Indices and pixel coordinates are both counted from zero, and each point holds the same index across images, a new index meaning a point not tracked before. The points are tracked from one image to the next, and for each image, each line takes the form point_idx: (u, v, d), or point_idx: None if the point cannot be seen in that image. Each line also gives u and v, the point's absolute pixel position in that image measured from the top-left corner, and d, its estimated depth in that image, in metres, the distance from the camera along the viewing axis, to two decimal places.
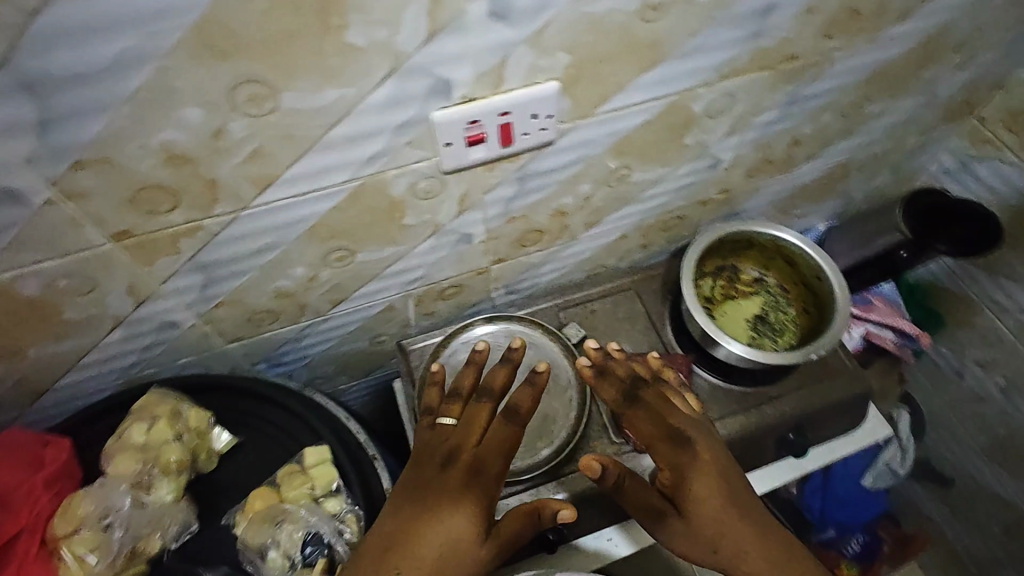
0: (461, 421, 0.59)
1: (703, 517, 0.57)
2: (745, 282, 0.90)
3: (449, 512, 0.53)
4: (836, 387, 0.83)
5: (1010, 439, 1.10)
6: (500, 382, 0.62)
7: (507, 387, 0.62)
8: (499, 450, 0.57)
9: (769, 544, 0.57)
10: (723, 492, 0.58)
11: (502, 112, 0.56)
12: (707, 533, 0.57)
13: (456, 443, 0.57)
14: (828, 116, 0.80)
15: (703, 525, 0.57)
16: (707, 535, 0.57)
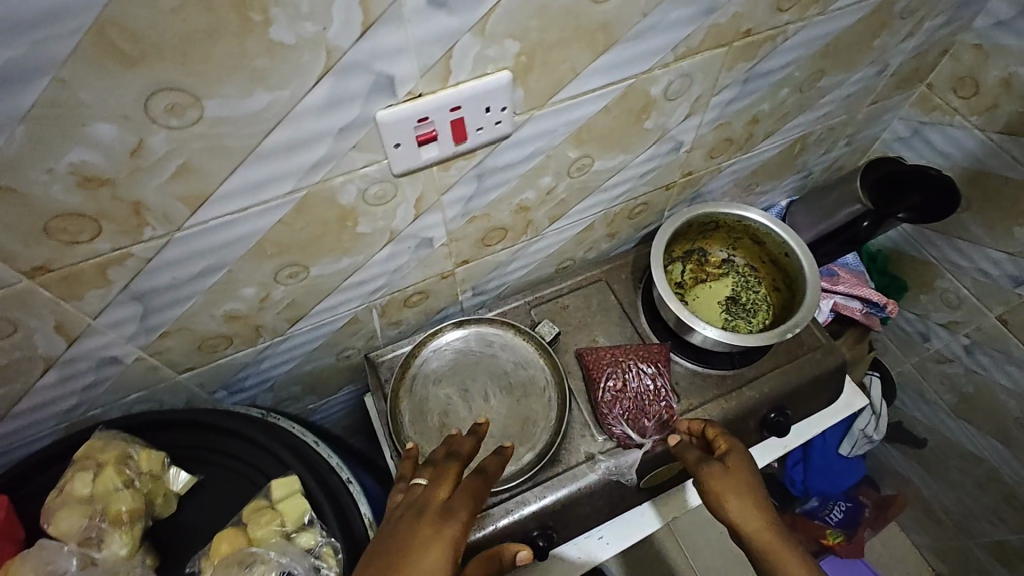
0: (431, 479, 0.57)
1: (741, 493, 0.62)
2: (714, 264, 0.89)
3: (425, 553, 0.49)
4: (813, 362, 0.83)
5: (976, 400, 1.10)
6: (467, 448, 0.62)
7: (473, 454, 0.63)
8: (468, 496, 0.55)
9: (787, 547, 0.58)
10: (754, 470, 0.66)
11: (453, 108, 0.53)
12: (737, 486, 0.63)
13: (425, 497, 0.54)
14: (784, 90, 0.79)
15: (735, 481, 0.64)
16: (734, 487, 0.63)
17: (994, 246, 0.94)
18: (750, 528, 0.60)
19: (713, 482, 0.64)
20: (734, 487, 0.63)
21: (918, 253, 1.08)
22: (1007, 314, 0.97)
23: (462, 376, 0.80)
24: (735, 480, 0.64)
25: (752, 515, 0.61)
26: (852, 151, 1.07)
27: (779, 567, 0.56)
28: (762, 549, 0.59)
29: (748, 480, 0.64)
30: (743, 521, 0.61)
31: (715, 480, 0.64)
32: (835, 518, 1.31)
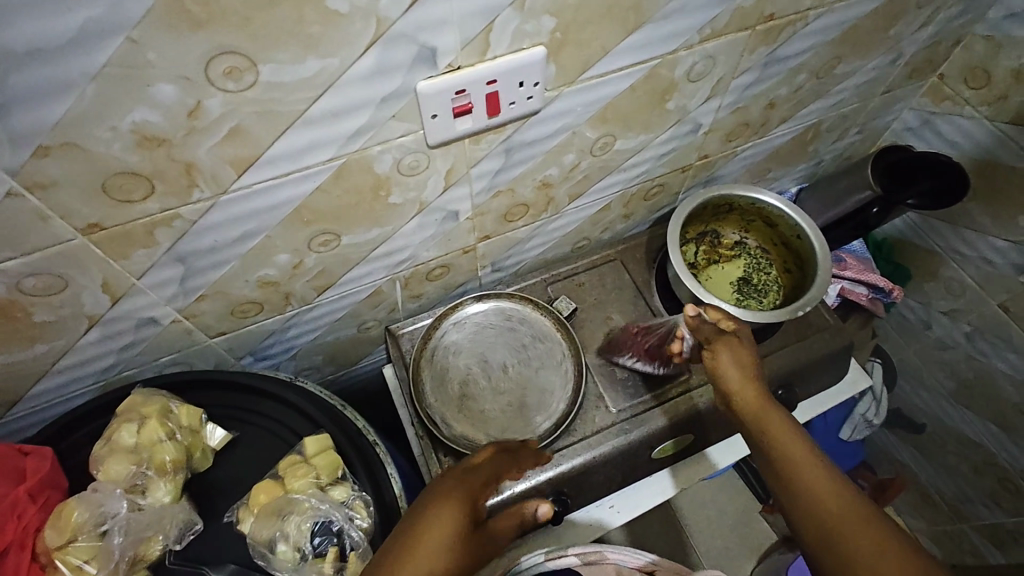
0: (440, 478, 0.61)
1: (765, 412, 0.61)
2: (727, 246, 0.92)
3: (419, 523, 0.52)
4: (821, 342, 0.86)
5: (975, 385, 1.13)
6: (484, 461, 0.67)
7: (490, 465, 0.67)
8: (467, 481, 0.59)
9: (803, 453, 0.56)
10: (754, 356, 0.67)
11: (488, 81, 0.55)
12: (739, 360, 0.65)
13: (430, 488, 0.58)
14: (801, 76, 0.81)
15: (739, 355, 0.65)
16: (736, 362, 0.65)
17: (998, 235, 0.97)
18: (746, 398, 0.63)
19: (716, 352, 0.66)
20: (736, 361, 0.65)
21: (923, 243, 1.11)
22: (1009, 302, 1.00)
23: (481, 348, 0.82)
24: (738, 356, 0.65)
25: (749, 388, 0.63)
26: (862, 140, 1.09)
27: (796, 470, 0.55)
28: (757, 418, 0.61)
29: (748, 358, 0.66)
30: (739, 391, 0.63)
31: (720, 350, 0.66)
32: None
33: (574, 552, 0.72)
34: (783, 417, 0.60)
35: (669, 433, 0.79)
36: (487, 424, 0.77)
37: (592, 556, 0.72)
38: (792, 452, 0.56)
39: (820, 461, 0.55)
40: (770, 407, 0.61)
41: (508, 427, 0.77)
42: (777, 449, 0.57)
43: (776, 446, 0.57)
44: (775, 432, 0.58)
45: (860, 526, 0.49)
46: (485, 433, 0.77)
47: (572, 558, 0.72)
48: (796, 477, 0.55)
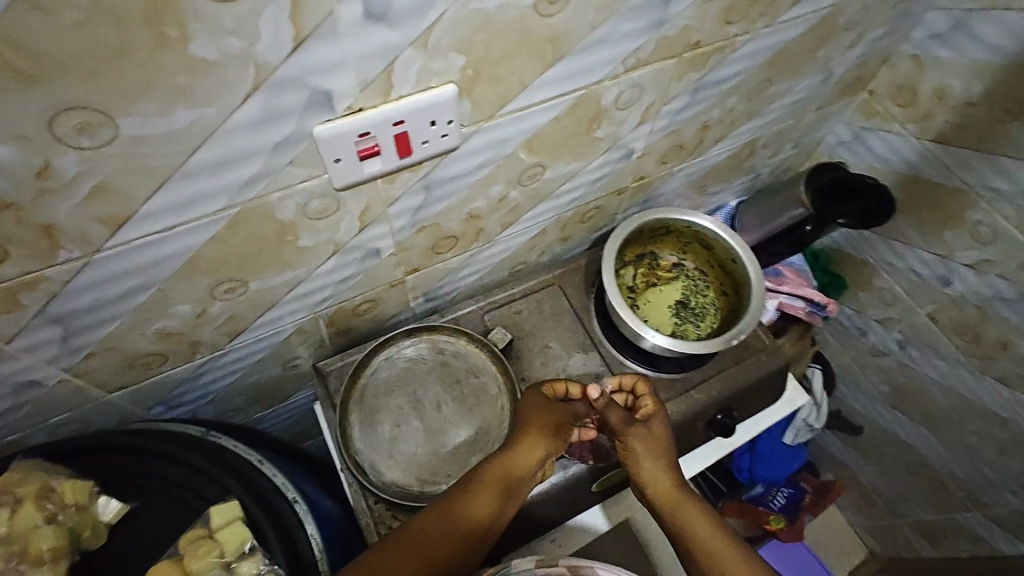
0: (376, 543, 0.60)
1: (679, 503, 0.65)
2: (665, 268, 0.91)
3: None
4: (757, 365, 0.86)
5: (907, 391, 1.16)
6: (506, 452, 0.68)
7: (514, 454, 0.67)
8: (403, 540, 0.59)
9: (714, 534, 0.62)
10: (664, 435, 0.69)
11: (395, 122, 0.51)
12: (655, 449, 0.68)
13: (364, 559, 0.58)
14: (733, 98, 0.79)
15: (653, 443, 0.68)
16: (652, 445, 0.68)
17: (926, 248, 0.99)
18: (661, 485, 0.66)
19: (631, 441, 0.68)
20: (647, 448, 0.67)
21: (858, 253, 1.13)
22: (936, 313, 1.02)
23: (414, 385, 0.79)
24: (652, 442, 0.68)
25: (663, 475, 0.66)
26: (798, 153, 1.10)
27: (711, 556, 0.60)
28: (671, 507, 0.65)
29: (660, 437, 0.69)
30: (654, 479, 0.66)
31: (634, 439, 0.68)
32: (778, 504, 1.36)
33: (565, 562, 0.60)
34: (703, 512, 0.63)
35: (607, 466, 0.77)
36: (420, 469, 0.74)
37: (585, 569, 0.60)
38: (716, 546, 0.60)
39: (739, 549, 0.60)
40: (686, 499, 0.65)
41: (442, 471, 0.74)
42: (704, 548, 0.61)
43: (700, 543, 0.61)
44: (687, 519, 0.63)
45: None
46: (418, 478, 0.73)
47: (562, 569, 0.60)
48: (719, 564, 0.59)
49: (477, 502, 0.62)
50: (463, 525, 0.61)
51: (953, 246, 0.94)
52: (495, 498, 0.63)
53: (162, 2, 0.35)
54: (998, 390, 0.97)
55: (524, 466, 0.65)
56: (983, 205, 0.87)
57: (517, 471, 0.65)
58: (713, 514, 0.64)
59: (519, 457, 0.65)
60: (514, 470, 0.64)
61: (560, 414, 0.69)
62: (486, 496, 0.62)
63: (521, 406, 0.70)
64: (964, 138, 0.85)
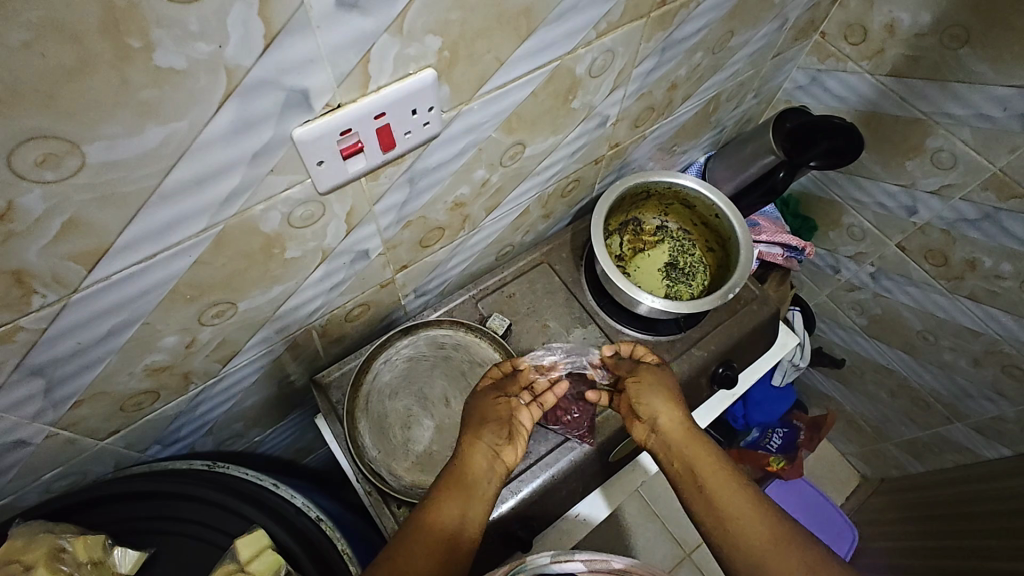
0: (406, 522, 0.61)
1: (689, 442, 0.66)
2: (649, 232, 0.91)
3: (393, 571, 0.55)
4: (750, 314, 0.87)
5: (884, 320, 1.21)
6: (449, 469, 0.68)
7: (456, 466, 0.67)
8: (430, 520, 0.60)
9: (725, 471, 0.63)
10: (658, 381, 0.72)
11: (376, 115, 0.48)
12: (660, 391, 0.70)
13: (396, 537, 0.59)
14: (698, 54, 0.79)
15: (659, 386, 0.71)
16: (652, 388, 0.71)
17: (890, 180, 1.02)
18: (671, 424, 0.68)
19: (640, 384, 0.72)
20: (650, 394, 0.70)
21: (825, 195, 1.16)
22: (905, 242, 1.06)
23: (418, 385, 0.77)
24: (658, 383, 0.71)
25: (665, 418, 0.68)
26: (758, 102, 1.11)
27: (721, 492, 0.62)
28: (680, 443, 0.66)
29: (667, 382, 0.72)
30: (664, 420, 0.68)
31: (643, 383, 0.71)
32: (775, 445, 1.36)
33: (581, 557, 0.62)
34: (710, 449, 0.65)
35: (621, 436, 0.78)
36: (438, 466, 0.73)
37: (600, 564, 0.62)
38: (723, 484, 0.62)
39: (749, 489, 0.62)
40: (694, 436, 0.66)
41: None
42: (711, 486, 0.63)
43: (708, 481, 0.63)
44: (695, 456, 0.65)
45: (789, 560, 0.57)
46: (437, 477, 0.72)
47: (578, 564, 0.62)
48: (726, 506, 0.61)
49: (450, 498, 0.61)
50: (437, 529, 0.59)
51: (916, 174, 0.97)
52: (457, 499, 0.62)
53: (122, 10, 0.32)
54: (969, 308, 1.02)
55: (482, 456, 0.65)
56: (941, 132, 0.90)
57: (462, 479, 0.63)
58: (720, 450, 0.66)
59: (460, 469, 0.64)
60: (468, 472, 0.64)
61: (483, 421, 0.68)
62: (445, 504, 0.61)
63: (468, 410, 0.70)
64: (918, 69, 0.88)
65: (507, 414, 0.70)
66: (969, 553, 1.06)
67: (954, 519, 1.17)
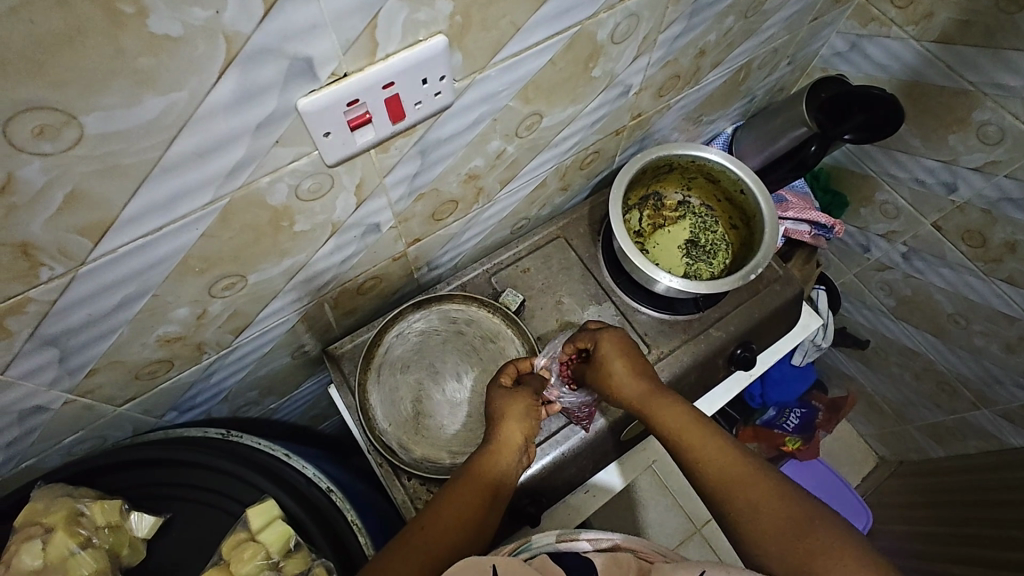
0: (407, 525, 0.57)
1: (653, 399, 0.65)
2: (670, 207, 0.88)
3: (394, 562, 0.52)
4: (771, 293, 0.84)
5: (913, 302, 1.16)
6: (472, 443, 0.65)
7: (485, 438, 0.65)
8: (431, 521, 0.56)
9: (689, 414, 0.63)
10: (632, 346, 0.70)
11: (385, 85, 0.46)
12: (617, 351, 0.68)
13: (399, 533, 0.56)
14: (730, 18, 0.74)
15: (614, 346, 0.69)
16: (615, 358, 0.68)
17: (930, 155, 0.96)
18: (630, 383, 0.66)
19: (601, 348, 0.69)
20: (609, 353, 0.68)
21: (858, 169, 1.10)
22: (941, 221, 1.00)
23: (430, 359, 0.77)
24: (616, 344, 0.69)
25: (634, 383, 0.66)
26: (791, 70, 1.05)
27: (687, 439, 0.61)
28: (643, 400, 0.65)
29: (622, 343, 0.69)
30: (619, 380, 0.67)
31: (606, 344, 0.69)
32: (792, 425, 1.36)
33: (586, 537, 0.59)
34: (669, 400, 0.64)
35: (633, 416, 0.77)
36: (449, 440, 0.73)
37: (606, 543, 0.58)
38: (684, 428, 0.62)
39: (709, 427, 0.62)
40: (655, 392, 0.65)
41: (471, 440, 0.73)
42: (679, 435, 0.62)
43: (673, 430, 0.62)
44: (656, 410, 0.64)
45: (785, 518, 0.53)
46: (446, 451, 0.73)
47: (585, 544, 0.58)
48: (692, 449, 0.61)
49: (481, 477, 0.60)
50: (471, 504, 0.58)
51: (958, 150, 0.91)
52: (493, 477, 0.61)
53: None
54: (1005, 292, 0.97)
55: (510, 455, 0.63)
56: (989, 105, 0.84)
57: (501, 456, 0.62)
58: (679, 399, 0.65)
59: (501, 447, 0.63)
60: (507, 453, 0.63)
61: (519, 420, 0.65)
62: (484, 475, 0.60)
63: (488, 399, 0.68)
64: (968, 35, 0.81)
65: (536, 410, 0.68)
66: (990, 542, 1.04)
67: (971, 507, 1.15)
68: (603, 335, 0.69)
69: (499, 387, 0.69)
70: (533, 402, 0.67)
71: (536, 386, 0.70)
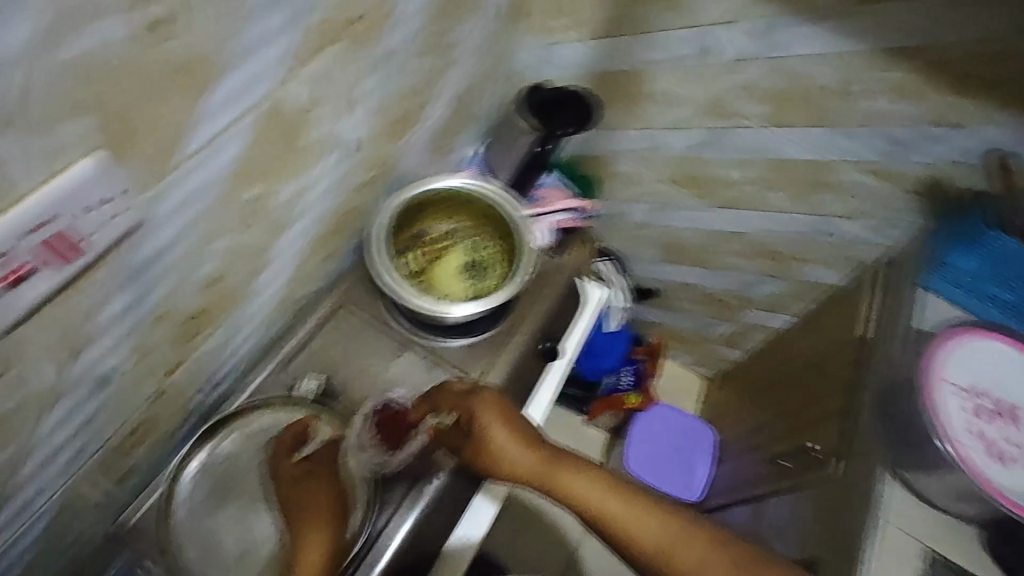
0: None
1: (536, 461, 0.71)
2: (440, 239, 0.90)
3: None
4: (553, 284, 0.92)
5: (672, 246, 1.36)
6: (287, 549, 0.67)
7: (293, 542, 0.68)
8: None
9: (568, 466, 0.71)
10: (501, 407, 0.74)
11: (36, 224, 0.39)
12: (493, 420, 0.73)
13: None
14: (421, 58, 0.79)
15: (490, 415, 0.73)
16: (493, 425, 0.72)
17: (633, 128, 1.13)
18: (515, 451, 0.72)
19: (478, 421, 0.72)
20: (487, 424, 0.72)
21: (590, 153, 1.25)
22: (663, 176, 1.19)
23: (234, 484, 0.73)
24: (490, 412, 0.73)
25: (516, 448, 0.72)
26: (506, 87, 1.17)
27: (573, 489, 0.69)
28: (527, 463, 0.71)
29: (494, 408, 0.74)
30: (503, 450, 0.72)
31: (480, 415, 0.73)
32: (628, 382, 1.48)
33: None
34: (551, 458, 0.71)
35: None
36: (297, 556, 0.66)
37: None
38: (570, 483, 0.70)
39: (588, 473, 0.71)
40: (536, 452, 0.72)
41: (321, 543, 0.67)
42: (568, 490, 0.69)
43: (561, 485, 0.70)
44: (542, 470, 0.71)
45: (670, 540, 0.66)
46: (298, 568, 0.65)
47: None
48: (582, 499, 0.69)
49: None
50: None
51: (650, 118, 1.09)
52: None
53: None
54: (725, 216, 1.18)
55: (319, 545, 0.66)
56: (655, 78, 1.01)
57: (312, 554, 0.65)
58: (555, 451, 0.72)
59: (309, 546, 0.66)
60: (313, 551, 0.66)
61: (319, 510, 0.69)
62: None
63: (280, 499, 0.71)
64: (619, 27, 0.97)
65: (331, 482, 0.73)
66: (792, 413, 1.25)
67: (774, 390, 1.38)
68: (475, 402, 0.73)
69: (285, 478, 0.72)
70: (323, 476, 0.73)
71: (322, 458, 0.74)
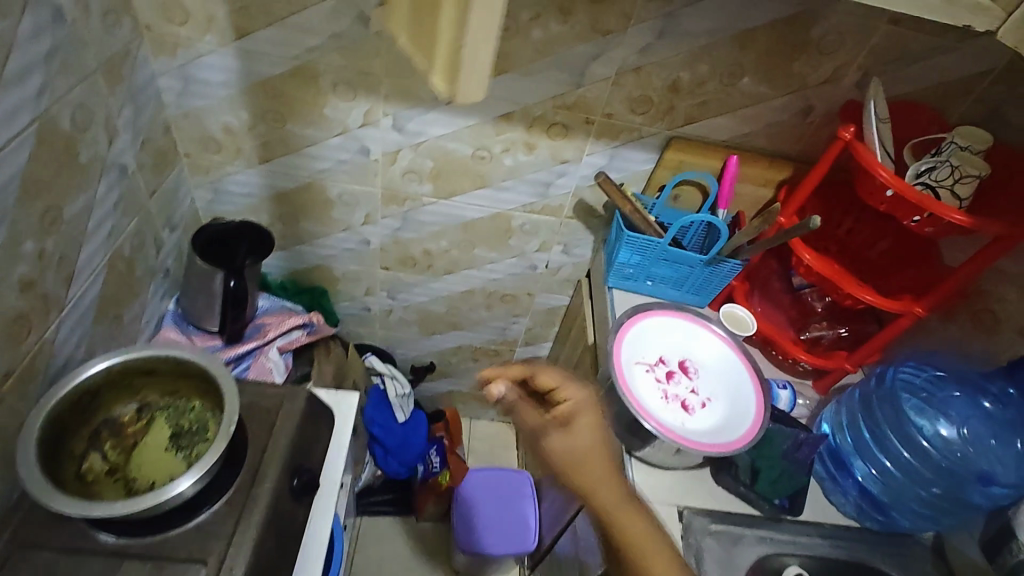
0: None
1: (602, 485, 0.70)
2: (132, 421, 0.78)
3: None
4: (289, 412, 0.85)
5: (424, 321, 1.39)
6: None
7: None
8: None
9: (627, 506, 0.70)
10: (601, 429, 0.73)
11: None
12: (587, 428, 0.72)
13: None
14: (28, 244, 0.69)
15: (589, 425, 0.73)
16: (587, 436, 0.72)
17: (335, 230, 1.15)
18: (589, 463, 0.71)
19: (576, 418, 0.73)
20: (584, 427, 0.72)
21: (306, 266, 1.23)
22: (384, 263, 1.23)
23: None
24: (587, 425, 0.73)
25: (591, 464, 0.70)
26: (183, 232, 1.09)
27: (625, 525, 0.68)
28: (588, 485, 0.70)
29: (593, 428, 0.73)
30: (586, 455, 0.71)
31: (582, 419, 0.73)
32: (437, 463, 1.45)
33: None
34: (616, 488, 0.70)
35: None
36: None
37: None
38: (618, 515, 0.69)
39: (645, 519, 0.70)
40: (611, 474, 0.71)
41: None
42: (613, 522, 0.69)
43: (610, 513, 0.69)
44: (601, 493, 0.70)
45: None
46: None
47: None
48: (622, 527, 0.68)
49: None
50: None
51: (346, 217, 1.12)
52: None
53: None
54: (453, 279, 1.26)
55: None
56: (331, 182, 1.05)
57: None
58: (623, 486, 0.71)
59: None
60: None
61: None
62: None
63: None
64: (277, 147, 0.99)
65: None
66: None
67: None
68: (578, 402, 0.74)
69: None
70: None
71: None
